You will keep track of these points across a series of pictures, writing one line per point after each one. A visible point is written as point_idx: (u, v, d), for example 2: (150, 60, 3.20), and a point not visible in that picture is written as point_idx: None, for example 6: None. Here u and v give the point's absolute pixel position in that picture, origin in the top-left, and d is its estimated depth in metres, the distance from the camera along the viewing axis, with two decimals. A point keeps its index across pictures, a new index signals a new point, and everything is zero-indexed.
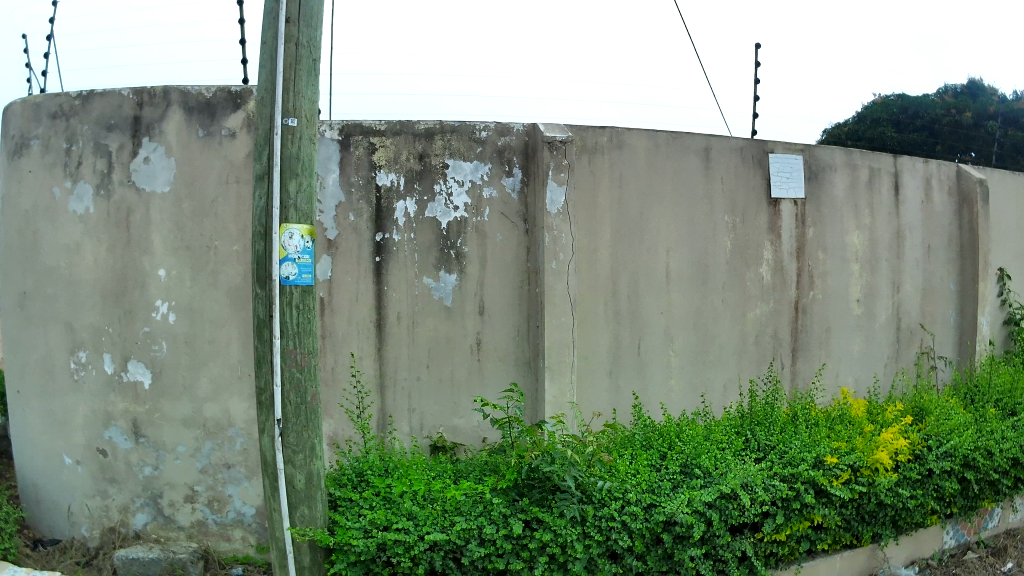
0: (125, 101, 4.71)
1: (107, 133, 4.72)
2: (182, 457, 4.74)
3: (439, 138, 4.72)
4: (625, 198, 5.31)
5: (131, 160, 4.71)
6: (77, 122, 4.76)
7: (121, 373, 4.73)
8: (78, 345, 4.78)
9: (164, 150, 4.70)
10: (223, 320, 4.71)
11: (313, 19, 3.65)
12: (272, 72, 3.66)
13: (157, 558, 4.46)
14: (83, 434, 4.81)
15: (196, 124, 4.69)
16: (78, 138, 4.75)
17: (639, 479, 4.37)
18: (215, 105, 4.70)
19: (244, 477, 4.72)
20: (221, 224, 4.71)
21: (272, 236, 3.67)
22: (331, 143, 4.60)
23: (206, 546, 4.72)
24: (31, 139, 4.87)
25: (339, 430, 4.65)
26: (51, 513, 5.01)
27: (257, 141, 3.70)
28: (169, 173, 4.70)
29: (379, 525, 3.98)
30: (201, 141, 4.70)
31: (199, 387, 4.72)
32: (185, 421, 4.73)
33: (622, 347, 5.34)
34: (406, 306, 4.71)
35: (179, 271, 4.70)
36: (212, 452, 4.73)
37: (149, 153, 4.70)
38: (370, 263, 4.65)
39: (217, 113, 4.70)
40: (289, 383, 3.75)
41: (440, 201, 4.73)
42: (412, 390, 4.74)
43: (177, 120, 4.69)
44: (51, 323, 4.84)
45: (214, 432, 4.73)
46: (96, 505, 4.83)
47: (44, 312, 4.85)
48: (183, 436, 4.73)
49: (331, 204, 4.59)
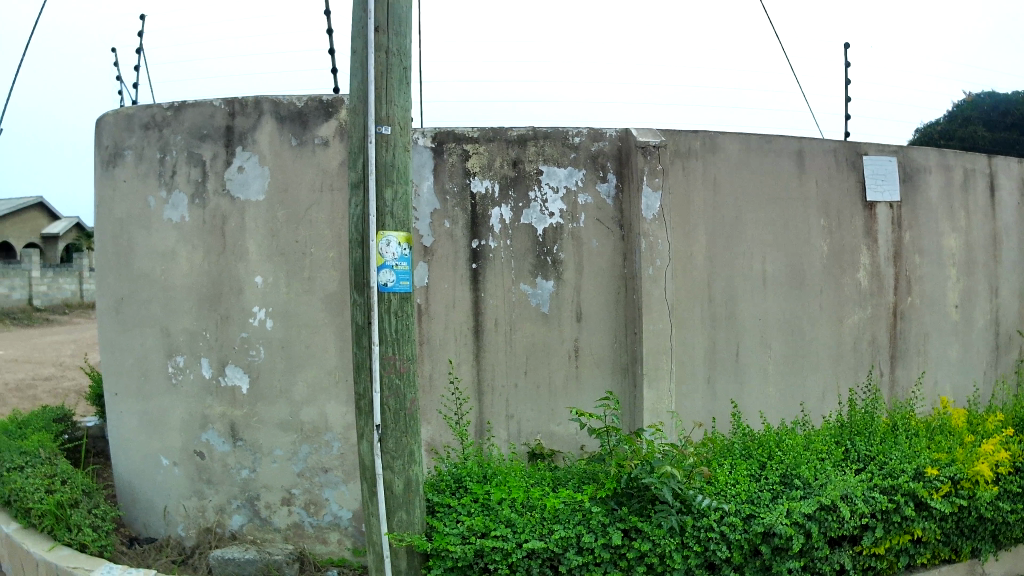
0: (217, 111, 4.79)
1: (200, 142, 4.80)
2: (278, 460, 4.79)
3: (532, 144, 4.72)
4: (720, 201, 5.24)
5: (225, 169, 4.78)
6: (172, 133, 4.85)
7: (219, 377, 4.81)
8: (176, 348, 4.87)
9: (258, 159, 4.77)
10: (320, 325, 4.77)
11: (401, 27, 3.68)
12: (364, 80, 3.68)
13: (253, 559, 4.51)
14: (181, 436, 4.90)
15: (288, 133, 4.76)
16: (171, 148, 4.85)
17: (739, 490, 4.32)
18: (306, 115, 4.77)
19: (341, 481, 4.79)
20: (317, 231, 4.77)
21: (369, 243, 3.68)
22: (425, 150, 4.59)
23: (302, 548, 4.78)
24: (125, 149, 4.97)
25: (436, 435, 4.66)
26: (146, 512, 5.12)
27: (351, 149, 3.74)
28: (262, 181, 4.77)
29: (477, 532, 3.99)
30: (293, 150, 4.77)
31: (296, 391, 4.78)
32: (281, 424, 4.79)
33: (720, 352, 5.27)
34: (504, 312, 4.70)
35: (275, 276, 4.77)
36: (309, 456, 4.79)
37: (242, 162, 4.78)
38: (467, 270, 4.65)
39: (309, 122, 4.77)
40: (388, 389, 3.77)
41: (535, 207, 4.72)
42: (510, 396, 4.74)
43: (270, 129, 4.77)
44: (148, 328, 4.94)
45: (311, 436, 4.79)
46: (191, 505, 4.92)
47: (141, 317, 4.96)
48: (280, 440, 4.79)
49: (427, 210, 4.59)
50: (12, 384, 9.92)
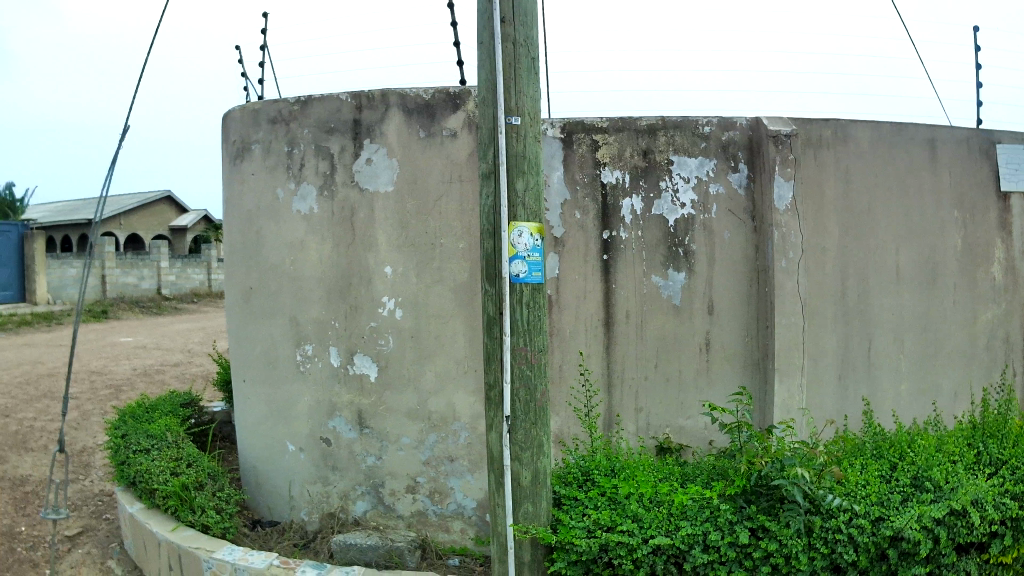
0: (344, 105, 4.85)
1: (328, 135, 4.87)
2: (405, 448, 4.85)
3: (662, 134, 4.66)
4: (853, 191, 5.09)
5: (354, 161, 4.85)
6: (300, 126, 4.93)
7: (348, 364, 4.88)
8: (308, 336, 4.95)
9: (386, 151, 4.82)
10: (449, 315, 4.81)
11: (528, 17, 3.65)
12: (492, 71, 3.68)
13: (375, 545, 4.54)
14: (308, 422, 4.99)
15: (416, 126, 4.80)
16: (298, 141, 4.93)
17: (869, 491, 4.14)
18: (434, 107, 4.80)
19: (467, 470, 4.82)
20: (446, 222, 4.80)
21: (501, 234, 3.68)
22: (554, 141, 4.58)
23: (425, 536, 4.84)
24: (253, 145, 5.09)
25: (565, 426, 4.68)
26: (270, 496, 5.22)
27: (481, 141, 3.75)
28: (391, 172, 4.82)
29: (603, 526, 3.95)
30: (422, 142, 4.81)
31: (424, 380, 4.83)
32: (410, 413, 4.84)
33: (852, 349, 5.13)
34: (635, 304, 4.67)
35: (405, 266, 4.82)
36: (436, 445, 4.83)
37: (371, 154, 4.83)
38: (598, 261, 4.63)
39: (437, 114, 4.80)
40: (518, 379, 3.77)
41: (667, 198, 4.67)
42: (640, 389, 4.71)
43: (397, 122, 4.80)
44: (277, 316, 5.04)
45: (439, 425, 4.83)
46: (316, 489, 5.00)
47: (270, 306, 5.07)
48: (407, 428, 4.84)
49: (559, 201, 4.58)
50: (143, 370, 10.28)
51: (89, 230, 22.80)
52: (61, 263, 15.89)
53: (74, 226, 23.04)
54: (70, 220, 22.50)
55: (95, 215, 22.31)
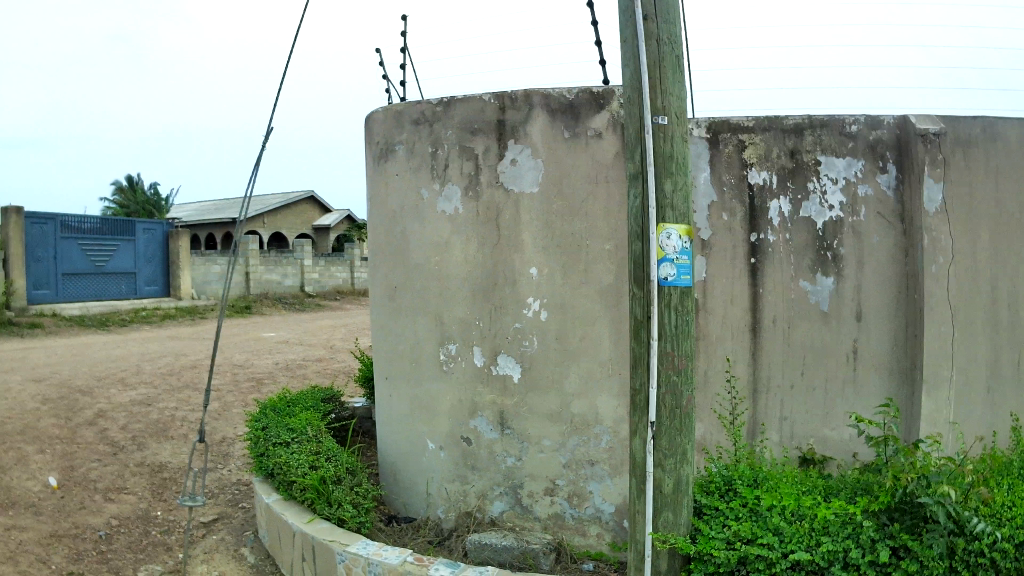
0: (487, 106, 4.87)
1: (472, 136, 4.90)
2: (546, 450, 4.82)
3: (809, 133, 4.53)
4: (1003, 195, 4.74)
5: (498, 162, 4.85)
6: (445, 128, 4.98)
7: (493, 366, 4.89)
8: (452, 336, 4.99)
9: (530, 151, 4.80)
10: (595, 318, 4.76)
11: (670, 14, 3.59)
12: (636, 70, 3.61)
13: (510, 546, 4.52)
14: (447, 421, 5.04)
15: (561, 126, 4.77)
16: (442, 142, 4.99)
17: (1016, 513, 3.91)
18: (578, 107, 4.76)
19: (608, 475, 4.77)
20: (592, 223, 4.76)
21: (649, 237, 3.63)
22: (701, 141, 4.52)
23: (561, 539, 4.79)
24: (397, 145, 5.21)
25: (709, 434, 4.61)
26: (406, 492, 5.31)
27: (628, 142, 3.68)
28: (536, 173, 4.79)
29: (744, 538, 3.83)
30: (567, 142, 4.77)
31: (569, 382, 4.79)
32: (552, 414, 4.81)
33: (1003, 360, 4.84)
34: (782, 309, 4.55)
35: (551, 268, 4.79)
36: (577, 448, 4.79)
37: (515, 155, 4.82)
38: (746, 265, 4.54)
39: (582, 114, 4.76)
40: (665, 385, 3.71)
41: (814, 200, 4.53)
42: (786, 397, 4.58)
43: (542, 123, 4.78)
44: (421, 315, 5.13)
45: (581, 428, 4.79)
46: (456, 489, 5.02)
47: (415, 305, 5.16)
48: (548, 430, 4.81)
49: (704, 203, 4.51)
50: (285, 365, 10.55)
51: (233, 230, 23.60)
52: (208, 260, 16.47)
53: (220, 225, 23.89)
54: (216, 219, 23.34)
55: (240, 215, 23.07)
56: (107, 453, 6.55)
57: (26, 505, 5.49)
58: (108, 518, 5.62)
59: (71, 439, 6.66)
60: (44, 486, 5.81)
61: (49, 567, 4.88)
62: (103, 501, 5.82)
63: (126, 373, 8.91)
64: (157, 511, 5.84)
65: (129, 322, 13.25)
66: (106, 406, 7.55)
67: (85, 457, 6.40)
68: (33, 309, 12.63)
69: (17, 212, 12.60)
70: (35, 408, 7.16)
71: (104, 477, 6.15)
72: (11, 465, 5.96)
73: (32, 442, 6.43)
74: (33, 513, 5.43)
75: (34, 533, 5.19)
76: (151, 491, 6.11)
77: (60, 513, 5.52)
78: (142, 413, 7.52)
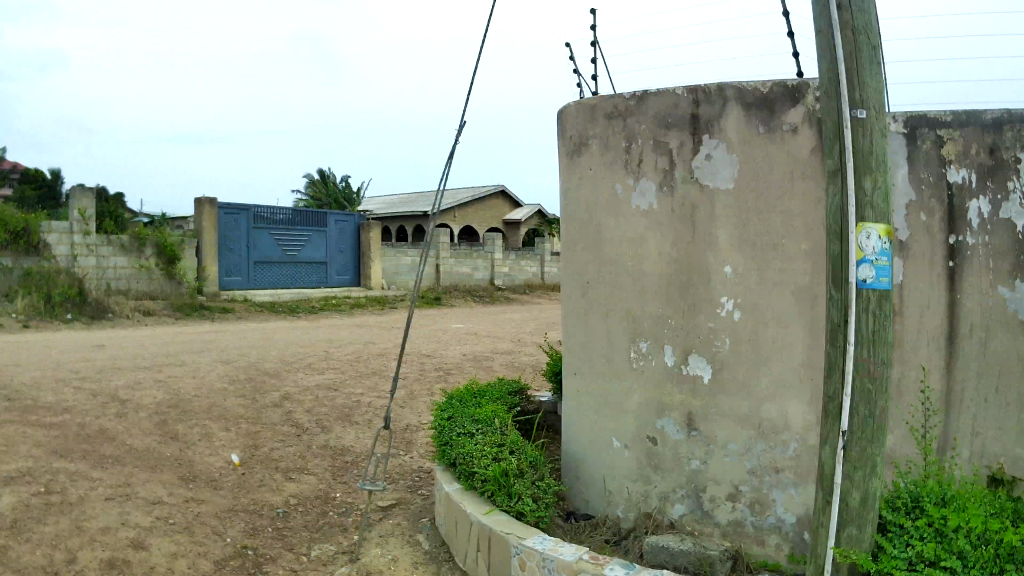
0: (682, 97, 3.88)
1: (665, 130, 3.92)
2: (733, 455, 3.81)
3: (1010, 127, 3.59)
4: None
5: (693, 158, 3.85)
6: (639, 120, 4.00)
7: (680, 366, 3.89)
8: (642, 330, 4.01)
9: (726, 146, 3.79)
10: (788, 320, 3.69)
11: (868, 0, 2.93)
12: (833, 62, 2.99)
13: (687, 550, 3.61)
14: (634, 419, 4.05)
15: (755, 121, 3.73)
16: (634, 137, 4.01)
17: None
18: (772, 100, 3.69)
19: (795, 482, 3.70)
20: (789, 219, 3.68)
21: (848, 236, 3.01)
22: (897, 137, 3.69)
23: (738, 547, 3.79)
24: (589, 142, 4.21)
25: (897, 447, 3.75)
26: (587, 484, 4.32)
27: (825, 137, 3.08)
28: (731, 169, 3.78)
29: (927, 559, 3.17)
30: (762, 139, 3.72)
31: (759, 384, 3.75)
32: (737, 415, 3.79)
33: None
34: (979, 318, 3.62)
35: (748, 268, 3.76)
36: (763, 454, 3.75)
37: (710, 149, 3.81)
38: (943, 268, 3.65)
39: (776, 108, 3.68)
40: (858, 394, 3.03)
41: (1016, 200, 3.57)
42: (980, 410, 3.64)
43: (737, 118, 3.76)
44: (613, 310, 4.14)
45: (767, 434, 3.74)
46: (637, 490, 4.05)
47: (611, 298, 4.15)
48: (734, 432, 3.80)
49: (899, 202, 3.69)
50: (461, 357, 10.59)
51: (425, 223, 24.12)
52: (399, 252, 16.86)
53: (412, 218, 24.47)
54: (411, 213, 23.95)
55: (432, 209, 23.56)
56: (290, 436, 6.12)
57: (205, 480, 4.99)
58: (286, 496, 5.05)
59: (247, 417, 6.31)
60: (221, 461, 5.35)
61: (221, 540, 4.29)
62: (281, 479, 5.30)
63: (302, 360, 8.98)
64: (338, 492, 5.23)
65: (316, 309, 13.72)
66: (281, 391, 7.30)
67: (265, 437, 5.96)
68: (222, 295, 13.30)
69: (211, 203, 12.93)
70: (210, 389, 6.87)
71: (284, 458, 5.65)
72: (191, 441, 5.54)
73: (216, 420, 6.05)
74: (210, 486, 4.95)
75: (210, 507, 4.65)
76: (330, 472, 5.54)
77: (236, 488, 5.01)
78: (317, 399, 7.22)
